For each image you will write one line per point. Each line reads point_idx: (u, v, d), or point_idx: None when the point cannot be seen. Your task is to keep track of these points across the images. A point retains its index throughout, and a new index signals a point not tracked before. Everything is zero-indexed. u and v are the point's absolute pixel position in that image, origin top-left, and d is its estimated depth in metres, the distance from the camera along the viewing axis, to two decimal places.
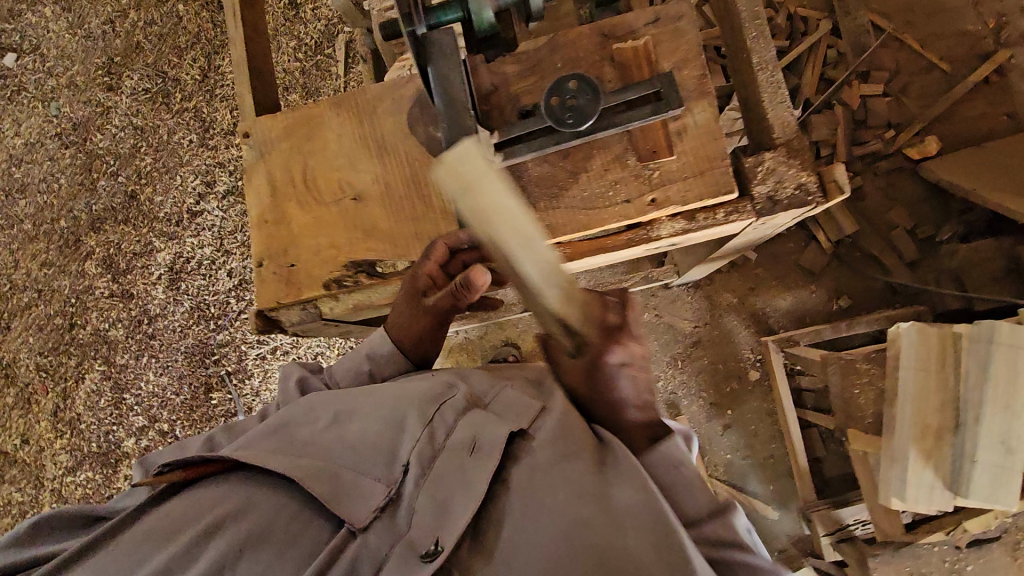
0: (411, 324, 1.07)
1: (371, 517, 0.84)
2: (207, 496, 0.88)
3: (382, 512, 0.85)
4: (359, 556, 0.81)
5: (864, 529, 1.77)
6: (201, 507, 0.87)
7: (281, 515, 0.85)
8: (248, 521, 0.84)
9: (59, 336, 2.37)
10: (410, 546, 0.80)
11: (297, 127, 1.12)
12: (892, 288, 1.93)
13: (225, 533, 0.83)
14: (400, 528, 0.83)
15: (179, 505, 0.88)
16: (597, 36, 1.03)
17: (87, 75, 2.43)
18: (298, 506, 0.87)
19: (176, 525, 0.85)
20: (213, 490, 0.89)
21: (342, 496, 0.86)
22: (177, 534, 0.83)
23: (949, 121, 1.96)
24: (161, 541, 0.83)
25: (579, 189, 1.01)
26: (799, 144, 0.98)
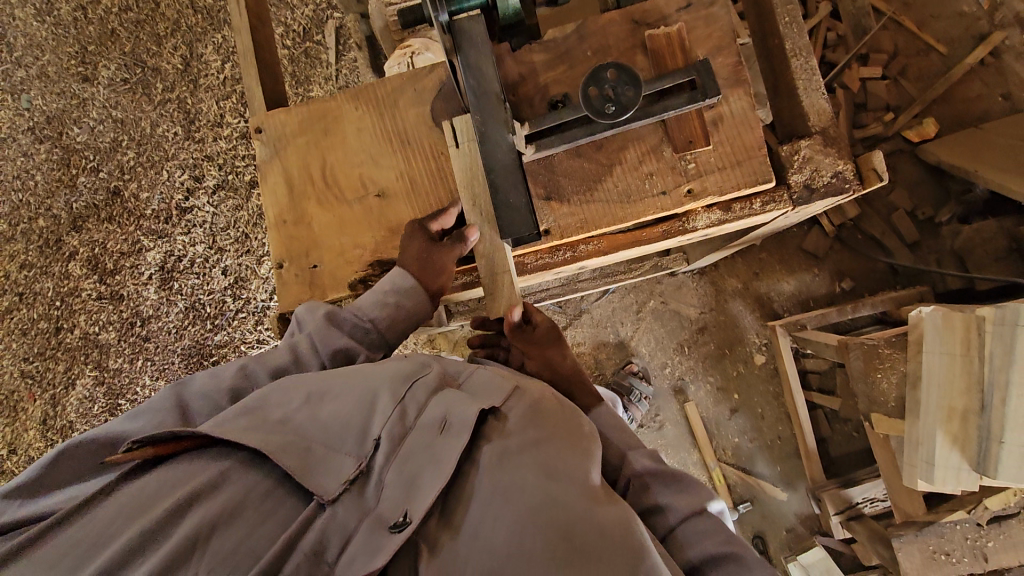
0: (441, 276, 0.99)
1: (340, 490, 0.72)
2: (180, 472, 0.73)
3: (352, 487, 0.73)
4: (326, 535, 0.69)
5: (872, 507, 1.82)
6: (178, 481, 0.71)
7: (247, 494, 0.71)
8: (227, 499, 0.70)
9: (45, 341, 2.27)
10: (379, 523, 0.70)
11: (313, 123, 1.08)
12: (893, 270, 1.97)
13: (201, 513, 0.68)
14: (368, 504, 0.72)
15: (151, 480, 0.72)
16: (628, 22, 1.00)
17: (58, 64, 2.28)
18: (273, 484, 0.74)
19: (151, 498, 0.69)
20: (193, 465, 0.74)
21: (311, 470, 0.73)
22: (148, 511, 0.68)
23: (948, 102, 1.98)
24: (134, 517, 0.67)
25: (614, 181, 0.99)
26: (835, 132, 0.97)
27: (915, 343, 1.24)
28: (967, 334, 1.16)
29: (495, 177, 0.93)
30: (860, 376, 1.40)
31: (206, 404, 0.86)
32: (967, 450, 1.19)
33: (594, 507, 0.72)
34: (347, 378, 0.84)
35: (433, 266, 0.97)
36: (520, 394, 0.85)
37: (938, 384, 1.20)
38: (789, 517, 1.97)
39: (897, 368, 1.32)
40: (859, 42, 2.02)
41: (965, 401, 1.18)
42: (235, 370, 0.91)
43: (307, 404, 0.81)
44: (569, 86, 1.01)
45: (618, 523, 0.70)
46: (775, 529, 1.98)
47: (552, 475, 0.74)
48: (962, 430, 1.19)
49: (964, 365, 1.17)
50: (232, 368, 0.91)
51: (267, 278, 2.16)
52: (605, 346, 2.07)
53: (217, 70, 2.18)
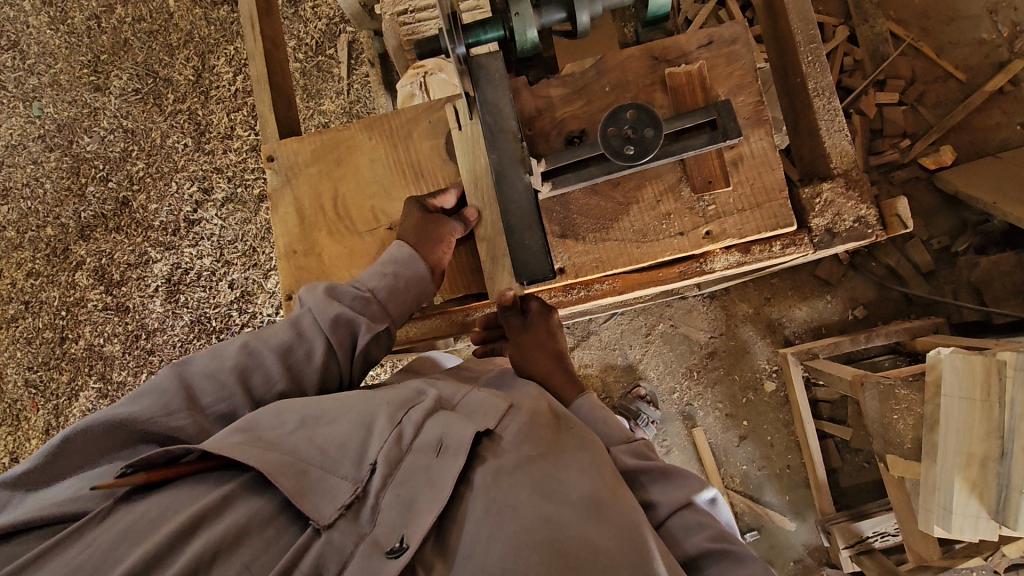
0: (439, 248, 0.97)
1: (337, 515, 0.70)
2: (177, 499, 0.70)
3: (348, 512, 0.71)
4: (323, 558, 0.67)
5: (882, 542, 1.79)
6: (176, 507, 0.69)
7: (251, 520, 0.69)
8: (228, 526, 0.68)
9: (50, 350, 2.27)
10: (375, 547, 0.68)
11: (326, 152, 1.06)
12: (908, 299, 1.94)
13: (206, 537, 0.66)
14: (363, 527, 0.70)
15: (146, 506, 0.69)
16: (648, 59, 0.98)
17: (71, 74, 2.29)
18: (275, 509, 0.71)
19: (151, 524, 0.67)
20: (190, 490, 0.71)
21: (306, 491, 0.71)
22: (149, 537, 0.66)
23: (965, 130, 1.95)
24: (135, 542, 0.65)
25: (631, 221, 0.97)
26: (857, 175, 0.95)
27: (934, 384, 1.22)
28: (989, 378, 1.13)
29: (510, 218, 0.91)
30: (874, 416, 1.36)
31: (210, 385, 0.82)
32: (986, 500, 1.16)
33: (588, 526, 0.72)
34: (343, 401, 0.82)
35: (431, 236, 0.96)
36: (516, 411, 0.85)
37: (957, 429, 1.17)
38: (797, 549, 1.94)
39: (914, 411, 1.29)
40: (876, 67, 1.99)
41: (984, 447, 1.15)
42: (236, 349, 0.85)
43: (301, 427, 0.78)
44: (587, 122, 0.99)
45: (611, 539, 0.71)
46: (783, 559, 1.95)
47: (545, 493, 0.74)
48: (981, 477, 1.16)
49: (985, 410, 1.13)
50: (234, 347, 0.86)
51: (274, 293, 2.15)
52: (613, 369, 2.05)
53: (229, 84, 2.19)
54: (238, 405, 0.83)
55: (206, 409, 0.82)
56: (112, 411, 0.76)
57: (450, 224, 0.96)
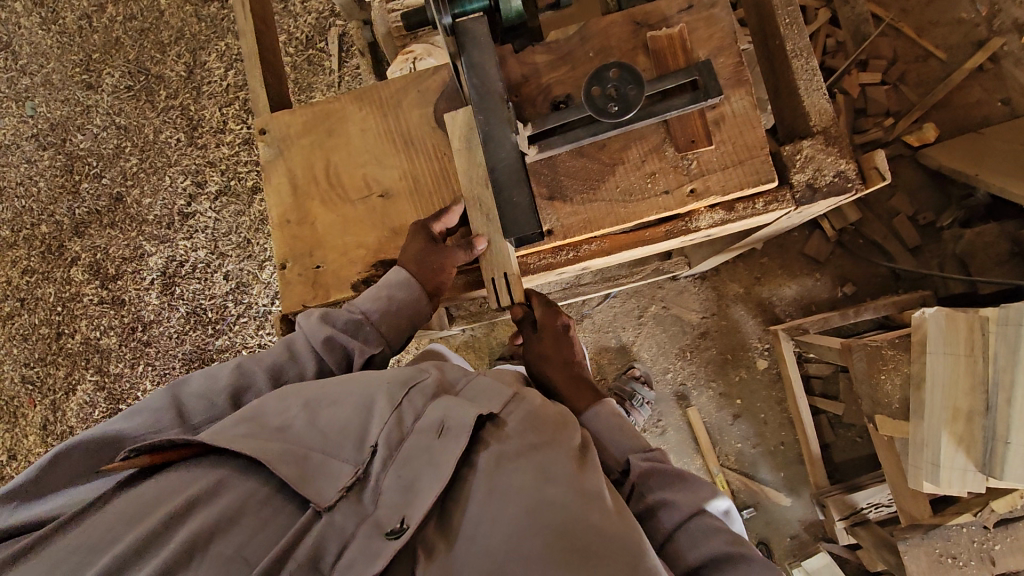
0: (441, 274, 0.99)
1: (337, 497, 0.72)
2: (178, 479, 0.72)
3: (350, 493, 0.73)
4: (323, 541, 0.69)
5: (876, 512, 1.79)
6: (176, 489, 0.71)
7: (249, 499, 0.71)
8: (225, 506, 0.70)
9: (46, 346, 2.27)
10: (377, 528, 0.70)
11: (318, 124, 1.08)
12: (895, 274, 1.97)
13: (203, 517, 0.68)
14: (366, 509, 0.72)
15: (148, 488, 0.71)
16: (630, 24, 1.01)
17: (63, 72, 2.30)
18: (273, 489, 0.73)
19: (149, 505, 0.69)
20: (188, 473, 0.73)
21: (308, 476, 0.73)
22: (144, 519, 0.67)
23: (947, 107, 1.99)
24: (130, 525, 0.67)
25: (616, 181, 0.99)
26: (836, 131, 0.98)
27: (919, 342, 1.25)
28: (972, 333, 1.15)
29: (496, 177, 0.93)
30: (864, 378, 1.40)
31: (201, 404, 0.85)
32: (972, 453, 1.18)
33: (593, 511, 0.73)
34: (344, 385, 0.84)
35: (431, 265, 0.98)
36: (519, 399, 0.86)
37: (942, 384, 1.20)
38: (792, 524, 1.96)
39: (901, 370, 1.32)
40: (858, 47, 2.03)
41: (970, 402, 1.17)
42: (229, 370, 0.90)
43: (304, 412, 0.80)
44: (572, 86, 1.02)
45: (615, 526, 0.72)
46: (779, 535, 1.96)
47: (550, 480, 0.75)
48: (967, 431, 1.18)
49: (969, 364, 1.16)
50: (227, 368, 0.90)
51: (269, 283, 2.17)
52: (607, 351, 2.07)
53: (221, 78, 2.21)
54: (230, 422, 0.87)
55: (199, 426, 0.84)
56: (107, 428, 0.79)
57: (454, 254, 0.98)
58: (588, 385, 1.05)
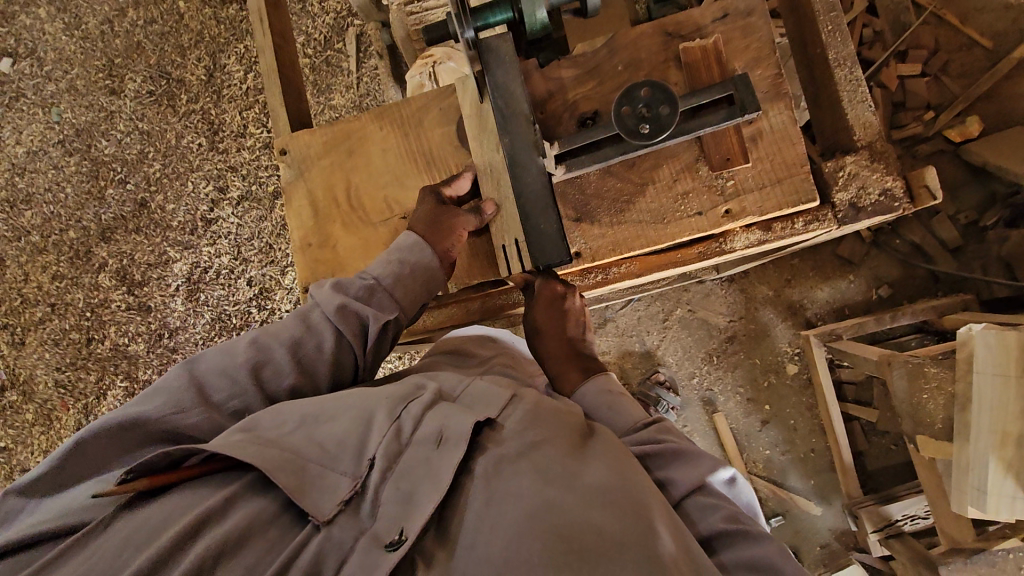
0: (449, 238, 0.96)
1: (336, 510, 0.71)
2: (181, 501, 0.71)
3: (348, 507, 0.72)
4: (321, 557, 0.68)
5: (912, 525, 1.74)
6: (178, 512, 0.70)
7: (253, 520, 0.70)
8: (231, 525, 0.69)
9: (78, 351, 2.32)
10: (376, 541, 0.69)
11: (338, 144, 1.06)
12: (934, 277, 1.89)
13: (211, 536, 0.67)
14: (364, 523, 0.71)
15: (151, 512, 0.70)
16: (661, 35, 0.96)
17: (86, 79, 2.31)
18: (279, 506, 0.72)
19: (155, 529, 0.68)
20: (191, 494, 0.72)
21: (305, 488, 0.72)
22: (152, 542, 0.67)
23: (992, 99, 1.88)
24: (140, 548, 0.66)
25: (648, 201, 0.95)
26: (882, 146, 0.92)
27: (965, 361, 1.18)
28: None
29: (524, 205, 0.90)
30: (903, 396, 1.30)
31: (223, 381, 0.83)
32: (1023, 480, 1.14)
33: (595, 509, 0.70)
34: (343, 397, 0.83)
35: (442, 226, 0.95)
36: (518, 400, 0.83)
37: (991, 406, 1.15)
38: (823, 533, 1.91)
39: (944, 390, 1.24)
40: (897, 37, 1.93)
41: (1021, 425, 1.13)
42: (246, 345, 0.86)
43: (301, 425, 0.79)
44: (599, 102, 0.97)
45: (620, 524, 0.69)
46: (808, 543, 1.92)
47: (550, 479, 0.72)
48: (1016, 456, 1.14)
49: (1020, 387, 1.11)
50: (244, 342, 0.86)
51: (291, 289, 2.17)
52: (631, 356, 2.03)
53: (240, 82, 2.20)
54: (250, 399, 0.84)
55: (221, 404, 0.83)
56: (120, 412, 0.77)
57: (464, 219, 0.95)
58: (579, 358, 0.99)
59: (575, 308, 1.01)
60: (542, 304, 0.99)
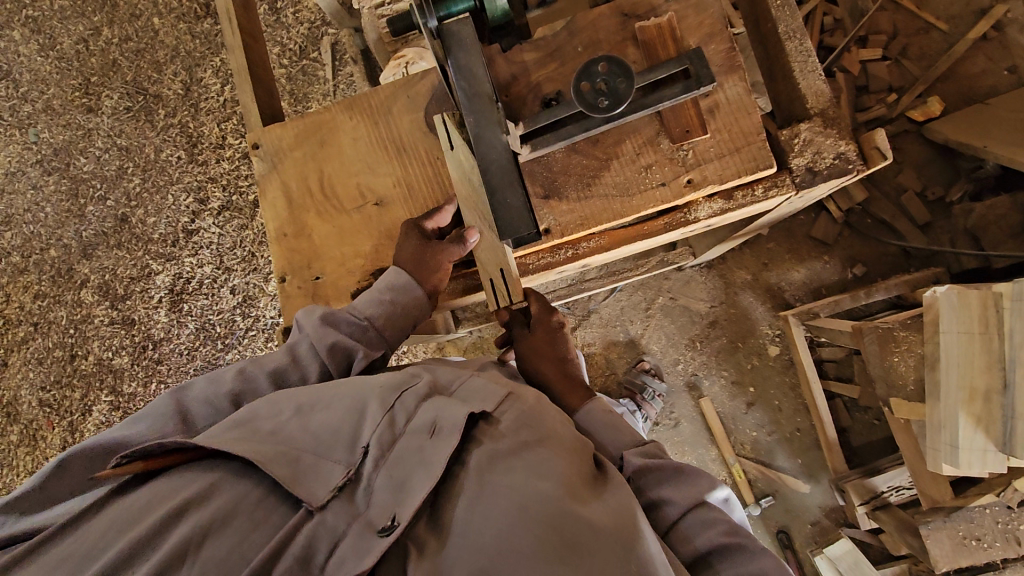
0: (436, 274, 0.99)
1: (329, 497, 0.72)
2: (169, 485, 0.72)
3: (342, 493, 0.73)
4: (314, 540, 0.69)
5: (898, 495, 1.76)
6: (166, 495, 0.71)
7: (240, 502, 0.71)
8: (217, 510, 0.69)
9: (62, 369, 2.30)
10: (368, 527, 0.70)
11: (310, 135, 1.08)
12: (906, 253, 1.93)
13: (194, 522, 0.68)
14: (358, 508, 0.73)
15: (140, 495, 0.71)
16: (617, 16, 1.00)
17: (63, 97, 2.32)
18: (263, 492, 0.73)
19: (140, 511, 0.69)
20: (181, 478, 0.73)
21: (299, 476, 0.73)
22: (135, 524, 0.68)
23: (951, 79, 1.95)
24: (121, 530, 0.67)
25: (612, 176, 0.98)
26: (834, 113, 0.96)
27: (931, 322, 1.23)
28: (985, 311, 1.14)
29: (489, 179, 0.92)
30: (876, 362, 1.38)
31: (206, 409, 0.88)
32: (992, 432, 1.16)
33: (584, 507, 0.73)
34: (337, 389, 0.85)
35: (428, 262, 0.98)
36: (512, 399, 0.86)
37: (957, 363, 1.18)
38: (813, 511, 1.93)
39: (914, 351, 1.30)
40: (856, 24, 1.99)
41: (987, 380, 1.15)
42: (233, 374, 0.91)
43: (297, 415, 0.81)
44: (562, 83, 1.00)
45: (607, 522, 0.72)
46: (799, 522, 1.94)
47: (542, 475, 0.75)
48: (985, 410, 1.17)
49: (984, 344, 1.14)
50: (230, 372, 0.92)
51: (275, 295, 2.18)
52: (616, 346, 2.05)
53: (217, 94, 2.22)
54: None
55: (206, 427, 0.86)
56: (112, 433, 0.81)
57: (449, 249, 0.96)
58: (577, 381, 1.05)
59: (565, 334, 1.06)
60: (540, 335, 1.03)
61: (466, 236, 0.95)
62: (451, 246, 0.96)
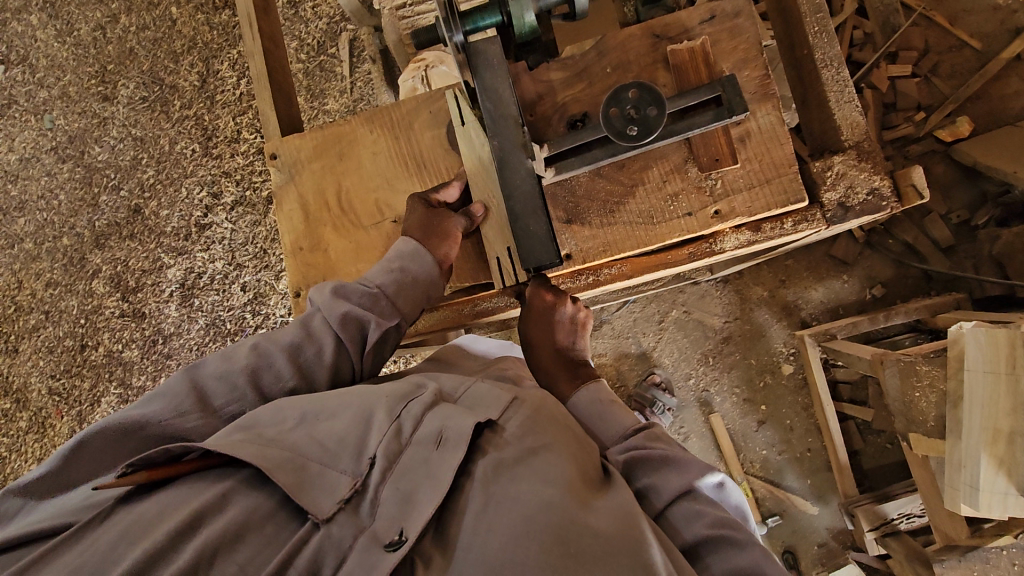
0: (446, 242, 0.96)
1: (335, 509, 0.71)
2: (179, 496, 0.71)
3: (348, 506, 0.72)
4: (321, 554, 0.68)
5: (909, 523, 1.73)
6: (176, 506, 0.70)
7: (249, 516, 0.70)
8: (229, 522, 0.68)
9: (71, 358, 2.31)
10: (375, 541, 0.69)
11: (329, 147, 1.06)
12: (928, 276, 1.89)
13: (206, 534, 0.67)
14: (363, 521, 0.71)
15: (147, 506, 0.70)
16: (649, 37, 0.96)
17: (79, 85, 2.32)
18: (273, 506, 0.72)
19: (152, 523, 0.68)
20: (190, 489, 0.72)
21: (305, 486, 0.72)
22: (149, 534, 0.67)
23: (982, 100, 1.90)
24: (135, 541, 0.66)
25: (637, 204, 0.95)
26: (869, 146, 0.93)
27: (955, 358, 1.20)
28: (1013, 350, 1.12)
29: (512, 206, 0.91)
30: (896, 395, 1.34)
31: (222, 387, 0.84)
32: (1014, 476, 1.15)
33: (591, 514, 0.70)
34: (343, 396, 0.83)
35: (436, 231, 0.96)
36: (519, 404, 0.83)
37: (982, 404, 1.16)
38: (820, 532, 1.91)
39: (937, 387, 1.26)
40: (887, 39, 1.95)
41: (1011, 422, 1.14)
42: (247, 350, 0.87)
43: (302, 423, 0.79)
44: (588, 105, 0.98)
45: (616, 531, 0.69)
46: (806, 542, 1.92)
47: (549, 481, 0.72)
48: (1007, 453, 1.15)
49: (1011, 384, 1.12)
50: (245, 348, 0.87)
51: (286, 294, 2.17)
52: (627, 358, 2.03)
53: (234, 87, 2.20)
54: (247, 403, 0.85)
55: (221, 408, 0.84)
56: (123, 413, 0.78)
57: (455, 218, 0.96)
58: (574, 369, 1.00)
59: (567, 318, 1.00)
60: (538, 317, 0.98)
61: (472, 211, 0.97)
62: (455, 216, 0.96)
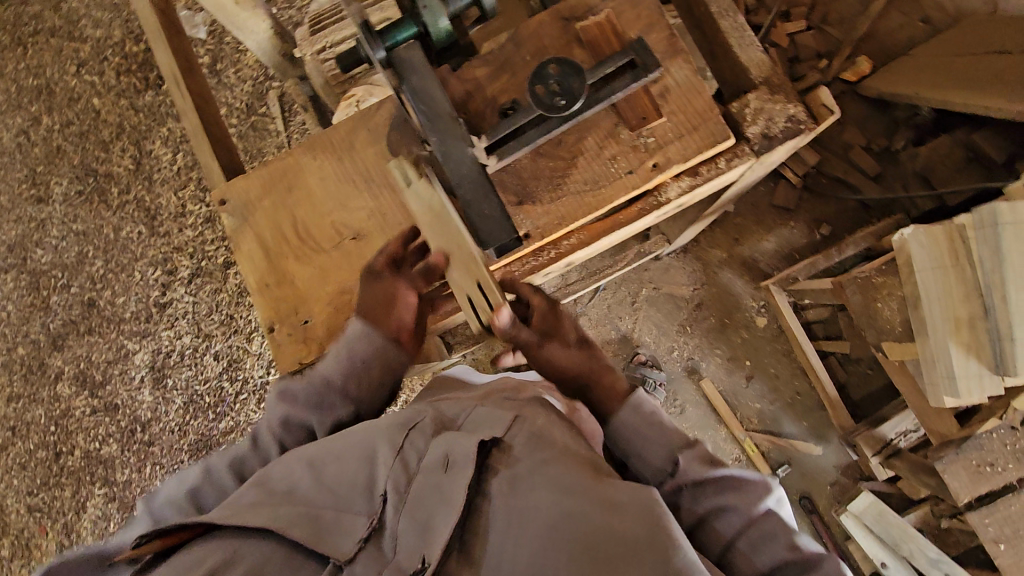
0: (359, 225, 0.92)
1: (356, 549, 0.71)
2: (193, 555, 0.70)
3: (369, 543, 0.72)
4: None
5: (907, 440, 1.80)
6: (193, 565, 0.69)
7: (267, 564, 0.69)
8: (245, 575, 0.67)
9: (47, 470, 2.20)
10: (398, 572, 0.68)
11: (277, 181, 1.08)
12: (865, 206, 2.00)
13: None
14: (386, 557, 0.71)
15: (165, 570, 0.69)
16: (558, 21, 1.03)
17: (12, 192, 2.28)
18: (291, 551, 0.71)
19: None
20: (205, 546, 0.71)
21: (322, 534, 0.71)
22: None
23: (874, 38, 2.05)
24: None
25: (580, 172, 1.00)
26: (778, 80, 1.00)
27: (905, 264, 1.31)
28: (953, 245, 1.25)
29: (462, 194, 0.93)
30: (861, 310, 1.43)
31: None
32: (983, 358, 1.23)
33: (613, 516, 0.67)
34: (346, 440, 0.83)
35: None
36: (522, 420, 0.81)
37: (938, 297, 1.27)
38: (829, 472, 1.95)
39: (895, 295, 1.37)
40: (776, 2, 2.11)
41: (968, 309, 1.24)
42: None
43: (311, 473, 0.80)
44: (516, 93, 1.03)
45: (642, 528, 0.65)
46: (818, 484, 1.96)
47: (563, 490, 0.70)
48: (973, 339, 1.24)
49: (958, 273, 1.24)
50: None
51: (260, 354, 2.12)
52: (610, 344, 2.06)
53: (170, 162, 2.18)
54: None
55: None
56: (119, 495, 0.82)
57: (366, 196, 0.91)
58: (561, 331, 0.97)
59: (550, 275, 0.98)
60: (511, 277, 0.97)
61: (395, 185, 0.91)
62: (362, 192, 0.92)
